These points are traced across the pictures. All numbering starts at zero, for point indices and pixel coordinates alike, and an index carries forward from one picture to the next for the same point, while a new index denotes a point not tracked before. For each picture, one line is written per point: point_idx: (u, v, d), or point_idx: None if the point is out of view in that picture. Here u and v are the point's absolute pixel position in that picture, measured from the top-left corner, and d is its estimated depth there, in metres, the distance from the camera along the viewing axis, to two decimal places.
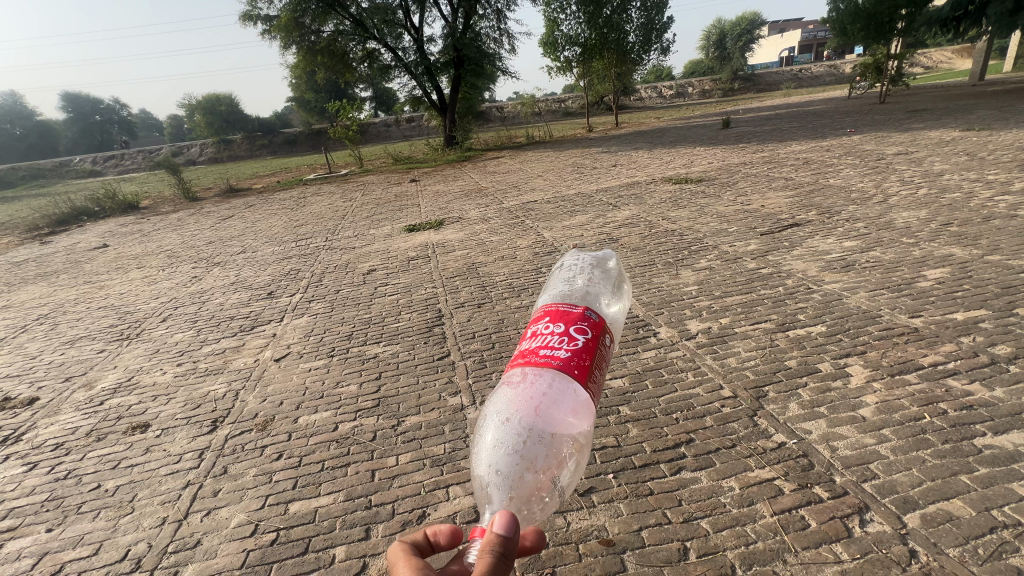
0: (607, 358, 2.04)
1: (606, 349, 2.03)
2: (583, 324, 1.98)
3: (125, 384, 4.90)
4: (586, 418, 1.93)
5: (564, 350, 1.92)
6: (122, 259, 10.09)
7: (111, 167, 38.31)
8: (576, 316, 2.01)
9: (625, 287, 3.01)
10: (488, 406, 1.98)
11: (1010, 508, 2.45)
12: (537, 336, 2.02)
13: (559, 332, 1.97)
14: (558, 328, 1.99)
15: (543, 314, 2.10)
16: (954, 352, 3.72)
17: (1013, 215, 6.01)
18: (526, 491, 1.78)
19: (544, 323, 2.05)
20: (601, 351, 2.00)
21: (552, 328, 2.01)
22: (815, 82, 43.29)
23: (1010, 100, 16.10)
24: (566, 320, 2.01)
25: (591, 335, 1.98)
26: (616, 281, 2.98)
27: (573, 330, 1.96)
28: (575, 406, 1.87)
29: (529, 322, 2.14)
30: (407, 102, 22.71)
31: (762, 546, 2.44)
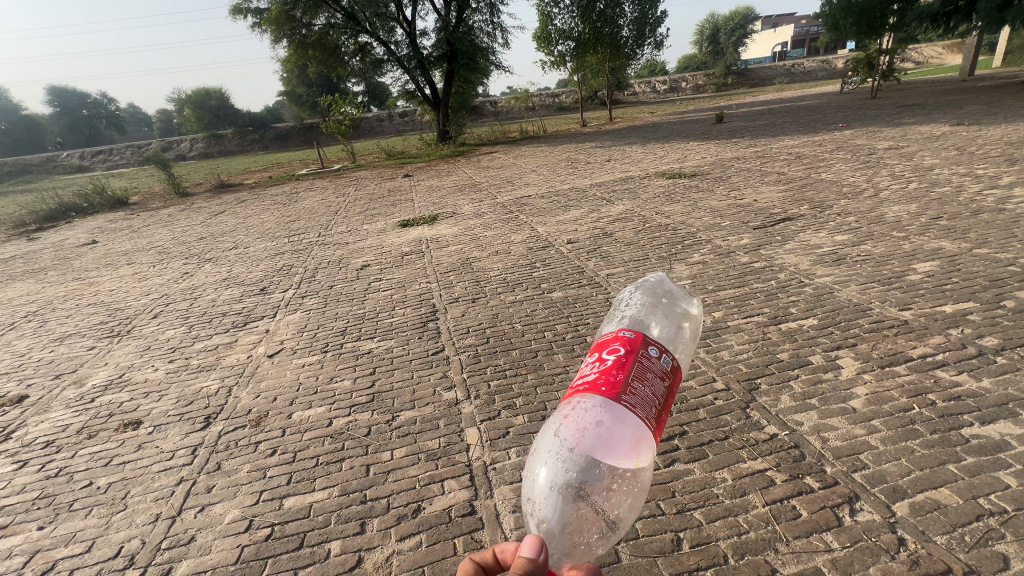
0: (657, 374, 1.74)
1: (653, 359, 1.77)
2: (614, 344, 1.80)
3: (117, 381, 4.86)
4: (642, 441, 1.67)
5: (594, 372, 1.76)
6: (112, 255, 9.98)
7: (99, 163, 37.79)
8: (609, 340, 1.85)
9: (680, 304, 2.72)
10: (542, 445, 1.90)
11: (996, 496, 2.49)
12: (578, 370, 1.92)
13: (591, 360, 1.84)
14: (592, 357, 1.86)
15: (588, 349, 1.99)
16: (942, 343, 3.77)
17: (1002, 209, 6.08)
18: (578, 528, 1.62)
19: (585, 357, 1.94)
20: (647, 363, 1.74)
21: (589, 359, 1.88)
22: (807, 77, 43.46)
23: (998, 95, 16.28)
24: (599, 346, 1.87)
25: (627, 349, 1.76)
26: (670, 300, 2.70)
27: (602, 354, 1.81)
28: (622, 427, 1.64)
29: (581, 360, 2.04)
30: (400, 97, 22.53)
31: (754, 536, 2.47)
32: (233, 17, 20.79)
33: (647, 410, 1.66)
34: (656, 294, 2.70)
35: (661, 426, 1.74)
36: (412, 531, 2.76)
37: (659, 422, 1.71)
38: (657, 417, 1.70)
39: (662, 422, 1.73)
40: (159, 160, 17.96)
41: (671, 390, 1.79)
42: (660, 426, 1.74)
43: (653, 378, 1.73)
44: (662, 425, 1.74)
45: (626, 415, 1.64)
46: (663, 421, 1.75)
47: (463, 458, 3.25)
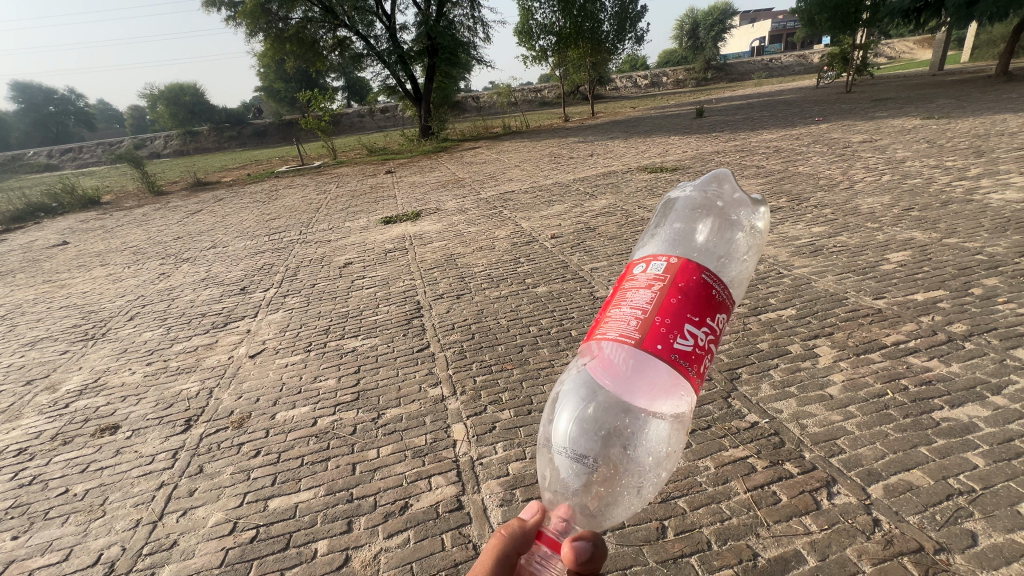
0: (646, 287, 1.53)
1: (643, 273, 1.58)
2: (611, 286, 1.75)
3: (92, 385, 4.73)
4: (644, 361, 1.48)
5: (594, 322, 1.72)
6: (85, 256, 9.70)
7: (69, 161, 36.58)
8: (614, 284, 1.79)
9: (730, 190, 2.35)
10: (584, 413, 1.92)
11: (965, 476, 2.59)
12: None
13: None
14: None
15: None
16: (914, 331, 3.89)
17: (969, 200, 6.30)
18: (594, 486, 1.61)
19: None
20: (634, 283, 1.59)
21: None
22: (784, 72, 44.26)
23: (967, 89, 16.80)
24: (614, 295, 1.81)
25: (616, 285, 1.68)
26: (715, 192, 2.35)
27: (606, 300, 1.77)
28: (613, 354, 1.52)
29: None
30: (381, 92, 22.26)
31: (736, 522, 2.52)
32: (206, 10, 20.24)
33: (640, 328, 1.46)
34: (699, 190, 2.37)
35: (679, 336, 1.44)
36: (399, 528, 2.75)
37: (664, 335, 1.43)
38: (659, 332, 1.44)
39: (674, 332, 1.43)
40: (132, 158, 17.45)
41: (685, 295, 1.47)
42: (673, 337, 1.43)
43: (639, 294, 1.53)
44: (675, 335, 1.44)
45: (609, 342, 1.51)
46: (677, 331, 1.44)
47: (450, 454, 3.26)
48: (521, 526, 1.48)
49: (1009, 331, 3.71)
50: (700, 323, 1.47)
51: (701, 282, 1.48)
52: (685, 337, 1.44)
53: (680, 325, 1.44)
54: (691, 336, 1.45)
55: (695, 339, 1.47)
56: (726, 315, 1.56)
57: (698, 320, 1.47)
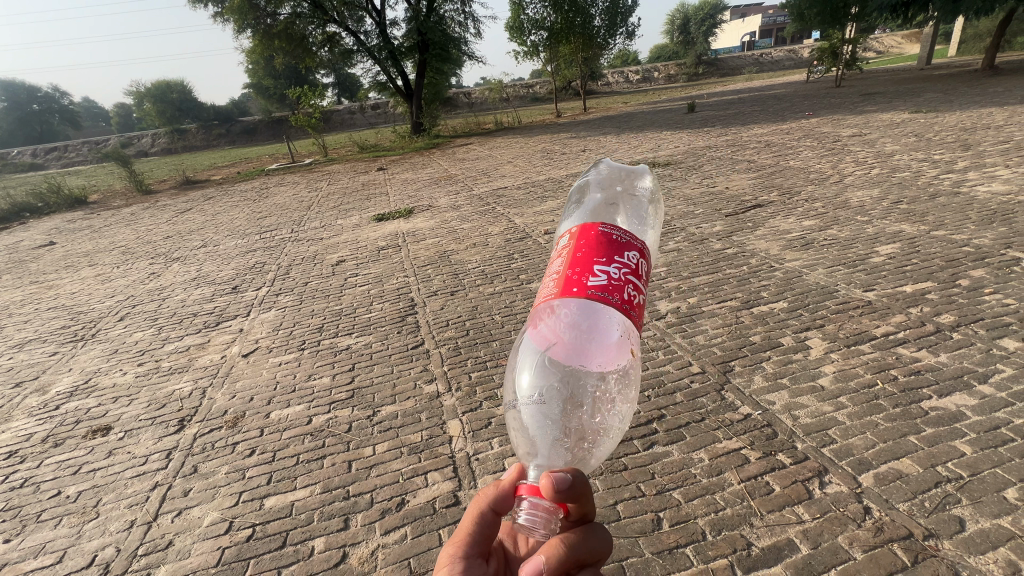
0: (561, 253, 1.73)
1: (557, 247, 1.78)
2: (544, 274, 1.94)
3: (82, 386, 4.68)
4: (572, 310, 1.61)
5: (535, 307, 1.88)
6: (72, 256, 9.56)
7: (54, 161, 36.02)
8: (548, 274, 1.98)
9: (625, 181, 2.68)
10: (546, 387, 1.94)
11: (952, 463, 2.64)
12: None
13: None
14: None
15: None
16: (904, 322, 3.94)
17: (957, 193, 6.38)
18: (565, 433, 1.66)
19: None
20: (552, 258, 1.78)
21: None
22: (774, 67, 44.53)
23: (954, 83, 16.97)
24: None
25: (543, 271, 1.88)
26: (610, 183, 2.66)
27: None
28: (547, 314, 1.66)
29: None
30: (371, 88, 22.08)
31: (730, 512, 2.56)
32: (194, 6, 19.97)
33: (561, 282, 1.62)
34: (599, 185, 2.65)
35: (592, 274, 1.58)
36: (396, 525, 2.76)
37: (577, 277, 1.58)
38: (575, 279, 1.59)
39: (585, 274, 1.58)
40: (119, 157, 17.20)
41: (590, 243, 1.64)
42: (588, 276, 1.58)
43: (555, 262, 1.72)
44: (587, 275, 1.58)
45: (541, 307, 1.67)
46: (589, 271, 1.58)
47: (446, 450, 3.26)
48: (497, 486, 1.42)
49: (995, 321, 3.78)
50: (612, 260, 1.61)
51: (600, 232, 1.66)
52: (598, 274, 1.58)
53: (590, 265, 1.59)
54: (605, 271, 1.58)
55: (612, 272, 1.59)
56: (641, 251, 1.70)
57: (609, 257, 1.61)
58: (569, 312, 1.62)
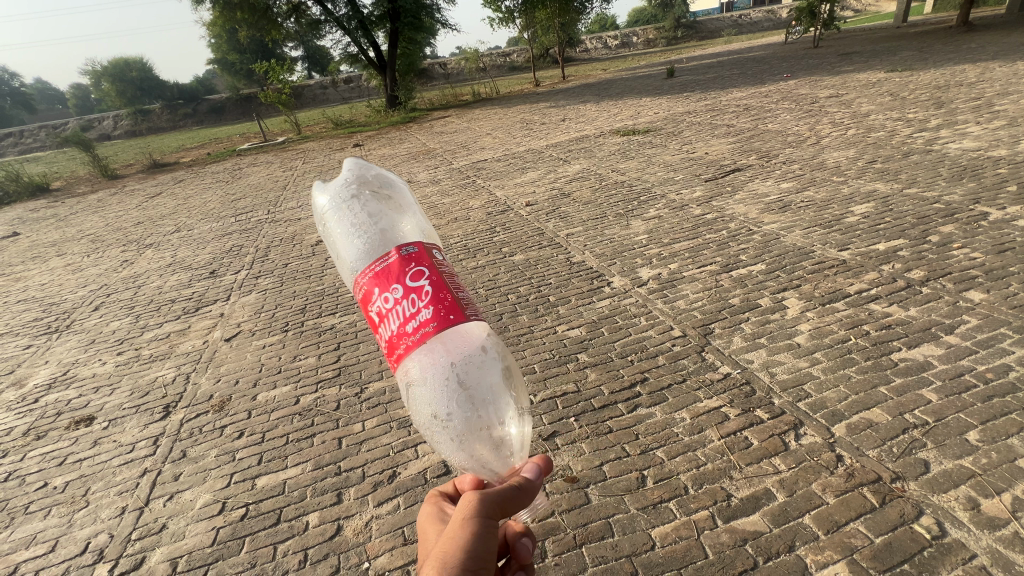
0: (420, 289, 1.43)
1: (403, 283, 1.43)
2: (400, 287, 1.43)
3: (61, 378, 4.59)
4: (467, 340, 1.53)
5: (398, 322, 1.42)
6: (38, 247, 9.20)
7: (9, 147, 34.19)
8: (400, 277, 1.44)
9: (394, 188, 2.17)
10: (414, 379, 1.54)
11: (920, 411, 2.77)
12: (392, 311, 1.43)
13: (396, 302, 1.43)
14: (392, 300, 1.44)
15: (393, 296, 1.44)
16: (876, 279, 4.05)
17: (929, 151, 6.49)
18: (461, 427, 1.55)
19: (389, 300, 1.44)
20: (402, 281, 1.44)
21: (391, 300, 1.44)
22: (755, 28, 44.01)
23: (931, 41, 17.01)
24: (388, 280, 1.45)
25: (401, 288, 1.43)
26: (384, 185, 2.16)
27: (403, 294, 1.42)
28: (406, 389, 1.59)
29: (396, 305, 1.43)
30: (342, 61, 21.26)
31: (711, 467, 2.66)
32: None
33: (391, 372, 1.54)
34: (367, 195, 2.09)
35: (420, 264, 1.46)
36: (389, 496, 2.81)
37: (399, 346, 1.41)
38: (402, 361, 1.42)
39: (425, 301, 1.40)
40: (80, 140, 16.39)
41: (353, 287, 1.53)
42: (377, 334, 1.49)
43: (401, 296, 1.43)
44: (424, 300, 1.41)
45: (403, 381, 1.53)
46: (365, 304, 1.50)
47: None
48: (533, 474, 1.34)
49: (962, 274, 3.91)
50: (384, 261, 1.47)
51: (414, 284, 1.42)
52: (397, 287, 1.43)
53: (367, 307, 1.49)
54: (417, 274, 1.44)
55: (412, 295, 1.42)
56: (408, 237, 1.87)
57: (393, 261, 1.47)
58: (456, 340, 1.49)
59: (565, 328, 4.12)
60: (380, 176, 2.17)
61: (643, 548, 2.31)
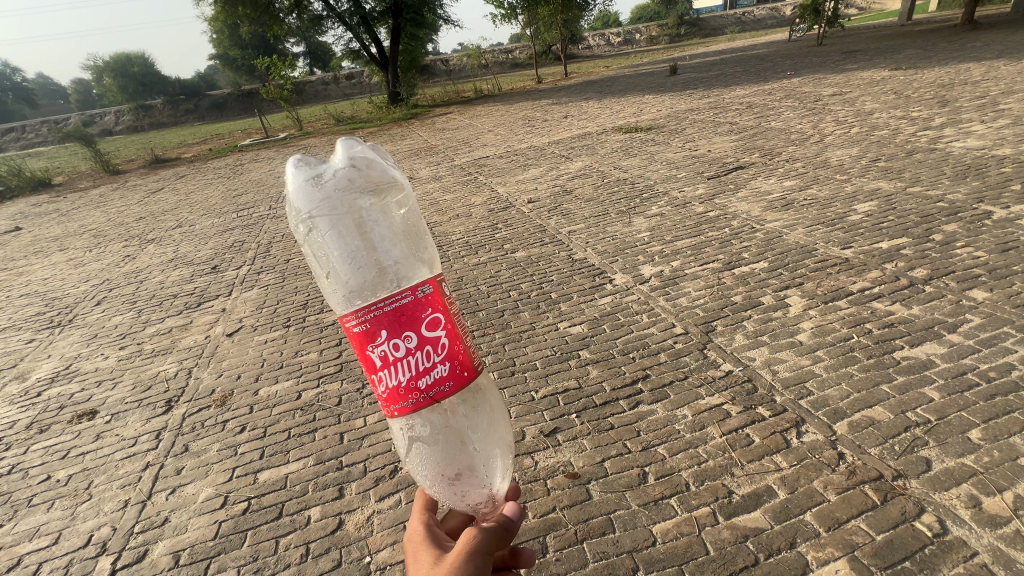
0: (434, 340, 1.22)
1: (416, 331, 1.20)
2: (411, 338, 1.20)
3: (64, 372, 4.61)
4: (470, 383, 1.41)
5: (404, 378, 1.21)
6: (41, 241, 9.22)
7: (12, 142, 34.22)
8: (413, 324, 1.20)
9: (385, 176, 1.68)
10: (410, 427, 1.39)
11: (922, 409, 2.77)
12: (398, 361, 1.20)
13: (404, 355, 1.20)
14: (400, 352, 1.20)
15: (401, 347, 1.20)
16: (879, 277, 4.04)
17: (933, 149, 6.46)
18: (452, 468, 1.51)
19: (394, 350, 1.20)
20: (416, 328, 1.21)
21: (397, 350, 1.20)
22: (758, 25, 43.82)
23: (935, 39, 16.93)
24: (397, 330, 1.19)
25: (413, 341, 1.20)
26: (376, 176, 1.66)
27: (414, 346, 1.20)
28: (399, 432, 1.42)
29: (403, 358, 1.20)
30: (344, 57, 21.22)
31: (712, 464, 2.66)
32: None
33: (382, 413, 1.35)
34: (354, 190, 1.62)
35: (436, 311, 1.23)
36: (390, 491, 2.82)
37: (403, 403, 1.22)
38: (408, 414, 1.24)
39: (440, 358, 1.22)
40: (82, 135, 16.41)
41: (345, 321, 1.22)
42: (373, 378, 1.25)
43: (412, 348, 1.20)
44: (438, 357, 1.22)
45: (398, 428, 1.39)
46: (359, 343, 1.22)
47: None
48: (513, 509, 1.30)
49: (965, 273, 3.90)
50: (394, 301, 1.19)
51: (429, 337, 1.21)
52: (411, 335, 1.20)
53: (364, 349, 1.22)
54: (433, 321, 1.22)
55: (426, 346, 1.21)
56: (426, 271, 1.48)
57: (405, 302, 1.19)
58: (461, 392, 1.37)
59: (567, 325, 4.12)
60: (380, 169, 1.66)
61: (644, 544, 2.32)
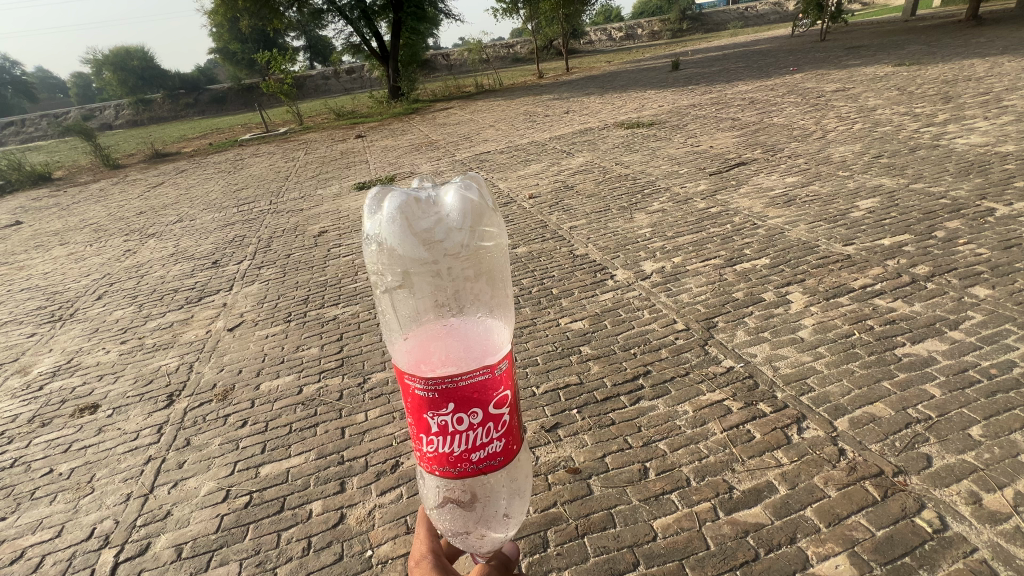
0: (496, 415, 1.20)
1: (483, 408, 1.17)
2: (476, 414, 1.17)
3: (65, 366, 4.62)
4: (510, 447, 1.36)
5: (458, 449, 1.19)
6: (41, 236, 9.22)
7: (11, 136, 34.13)
8: (479, 402, 1.16)
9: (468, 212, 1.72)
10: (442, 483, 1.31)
11: (923, 406, 2.77)
12: (455, 433, 1.17)
13: (464, 430, 1.17)
14: (461, 427, 1.17)
15: (465, 422, 1.16)
16: (881, 274, 4.04)
17: (936, 146, 6.44)
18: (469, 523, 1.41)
19: (455, 423, 1.16)
20: (483, 405, 1.17)
21: (460, 424, 1.16)
22: (761, 21, 43.54)
23: (940, 35, 16.83)
24: (464, 405, 1.15)
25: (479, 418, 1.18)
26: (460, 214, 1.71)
27: (477, 422, 1.17)
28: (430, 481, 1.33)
29: (465, 431, 1.17)
30: (344, 51, 21.14)
31: (713, 460, 2.66)
32: None
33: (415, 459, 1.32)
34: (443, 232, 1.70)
35: (505, 391, 1.20)
36: (392, 485, 2.83)
37: (451, 470, 1.20)
38: (450, 477, 1.23)
39: (498, 435, 1.21)
40: (82, 129, 16.37)
41: (410, 382, 1.16)
42: (422, 436, 1.21)
43: (473, 422, 1.17)
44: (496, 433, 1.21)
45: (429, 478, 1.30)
46: (418, 405, 1.17)
47: None
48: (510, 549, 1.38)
49: (967, 270, 3.89)
50: (470, 379, 1.13)
51: (493, 415, 1.19)
52: (477, 412, 1.16)
53: (423, 413, 1.17)
54: (502, 399, 1.19)
55: (488, 422, 1.19)
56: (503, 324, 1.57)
57: (481, 380, 1.14)
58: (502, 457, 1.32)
59: (568, 321, 4.12)
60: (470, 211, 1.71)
61: (645, 539, 2.32)
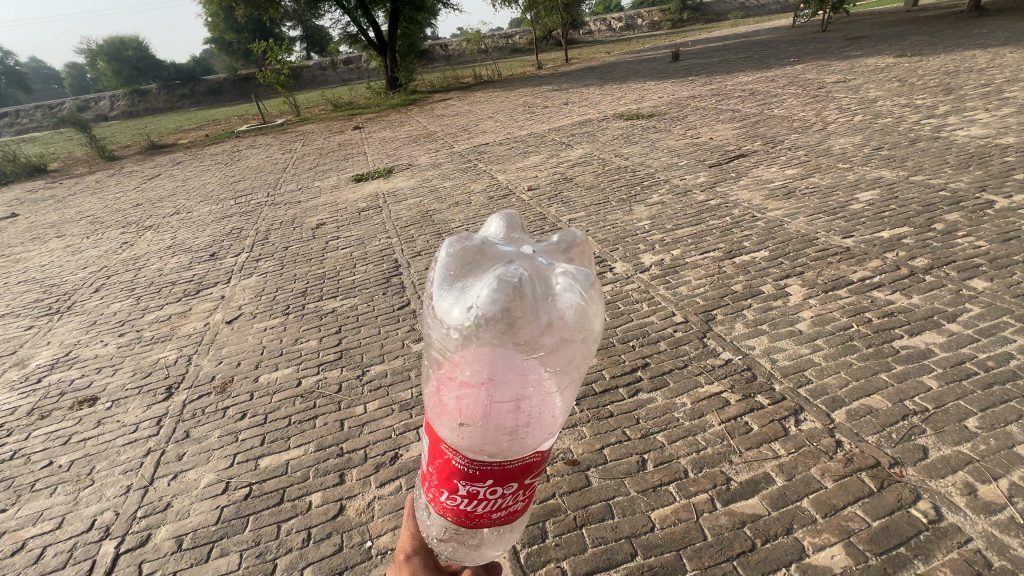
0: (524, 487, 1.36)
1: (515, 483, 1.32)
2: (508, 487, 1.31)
3: (63, 359, 4.61)
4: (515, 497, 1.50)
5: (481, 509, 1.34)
6: (37, 228, 9.16)
7: (5, 127, 33.77)
8: (513, 476, 1.31)
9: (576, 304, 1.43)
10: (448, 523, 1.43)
11: (920, 398, 2.78)
12: (483, 498, 1.32)
13: (494, 498, 1.32)
14: (491, 496, 1.31)
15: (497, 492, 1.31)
16: (880, 267, 4.03)
17: (936, 138, 6.41)
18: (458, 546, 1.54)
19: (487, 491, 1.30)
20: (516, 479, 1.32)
21: (492, 493, 1.30)
22: (762, 11, 43.13)
23: (941, 25, 16.71)
24: (502, 480, 1.29)
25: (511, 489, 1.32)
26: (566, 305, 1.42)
27: (507, 491, 1.32)
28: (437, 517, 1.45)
29: (492, 499, 1.32)
30: (341, 41, 20.91)
31: (711, 451, 2.67)
32: None
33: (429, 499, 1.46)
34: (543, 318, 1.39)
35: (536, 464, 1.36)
36: (391, 477, 2.84)
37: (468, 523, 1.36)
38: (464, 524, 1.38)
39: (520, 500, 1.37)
40: (76, 121, 16.22)
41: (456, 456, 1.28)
42: (446, 491, 1.35)
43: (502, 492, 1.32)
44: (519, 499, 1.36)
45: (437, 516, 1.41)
46: (455, 471, 1.30)
47: None
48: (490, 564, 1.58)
49: (966, 263, 3.89)
50: (515, 463, 1.28)
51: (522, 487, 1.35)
52: (510, 485, 1.31)
53: (456, 478, 1.30)
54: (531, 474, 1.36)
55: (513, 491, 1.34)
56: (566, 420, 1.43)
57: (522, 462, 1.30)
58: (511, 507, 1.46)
59: None
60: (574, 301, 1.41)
61: (643, 530, 2.34)
